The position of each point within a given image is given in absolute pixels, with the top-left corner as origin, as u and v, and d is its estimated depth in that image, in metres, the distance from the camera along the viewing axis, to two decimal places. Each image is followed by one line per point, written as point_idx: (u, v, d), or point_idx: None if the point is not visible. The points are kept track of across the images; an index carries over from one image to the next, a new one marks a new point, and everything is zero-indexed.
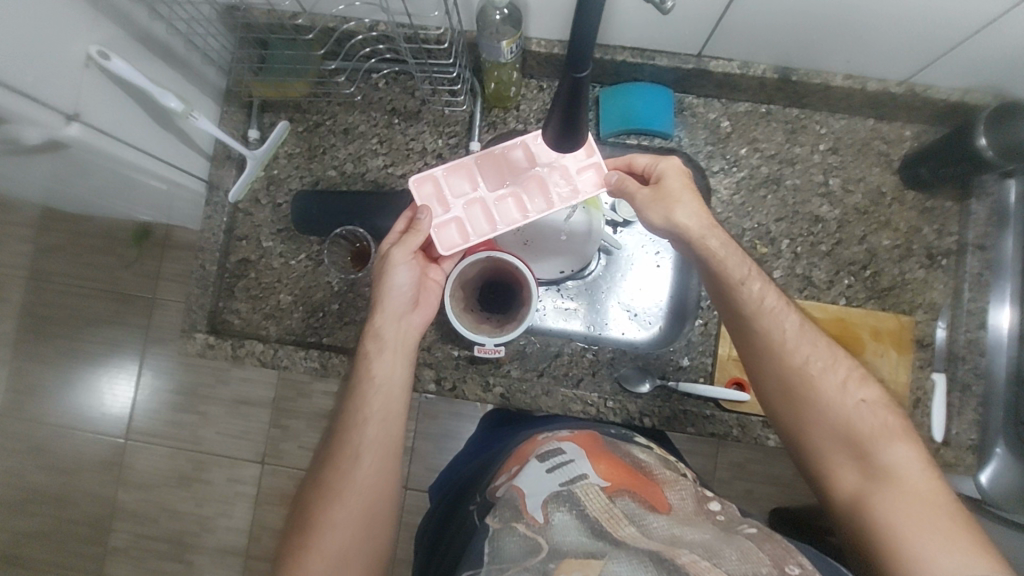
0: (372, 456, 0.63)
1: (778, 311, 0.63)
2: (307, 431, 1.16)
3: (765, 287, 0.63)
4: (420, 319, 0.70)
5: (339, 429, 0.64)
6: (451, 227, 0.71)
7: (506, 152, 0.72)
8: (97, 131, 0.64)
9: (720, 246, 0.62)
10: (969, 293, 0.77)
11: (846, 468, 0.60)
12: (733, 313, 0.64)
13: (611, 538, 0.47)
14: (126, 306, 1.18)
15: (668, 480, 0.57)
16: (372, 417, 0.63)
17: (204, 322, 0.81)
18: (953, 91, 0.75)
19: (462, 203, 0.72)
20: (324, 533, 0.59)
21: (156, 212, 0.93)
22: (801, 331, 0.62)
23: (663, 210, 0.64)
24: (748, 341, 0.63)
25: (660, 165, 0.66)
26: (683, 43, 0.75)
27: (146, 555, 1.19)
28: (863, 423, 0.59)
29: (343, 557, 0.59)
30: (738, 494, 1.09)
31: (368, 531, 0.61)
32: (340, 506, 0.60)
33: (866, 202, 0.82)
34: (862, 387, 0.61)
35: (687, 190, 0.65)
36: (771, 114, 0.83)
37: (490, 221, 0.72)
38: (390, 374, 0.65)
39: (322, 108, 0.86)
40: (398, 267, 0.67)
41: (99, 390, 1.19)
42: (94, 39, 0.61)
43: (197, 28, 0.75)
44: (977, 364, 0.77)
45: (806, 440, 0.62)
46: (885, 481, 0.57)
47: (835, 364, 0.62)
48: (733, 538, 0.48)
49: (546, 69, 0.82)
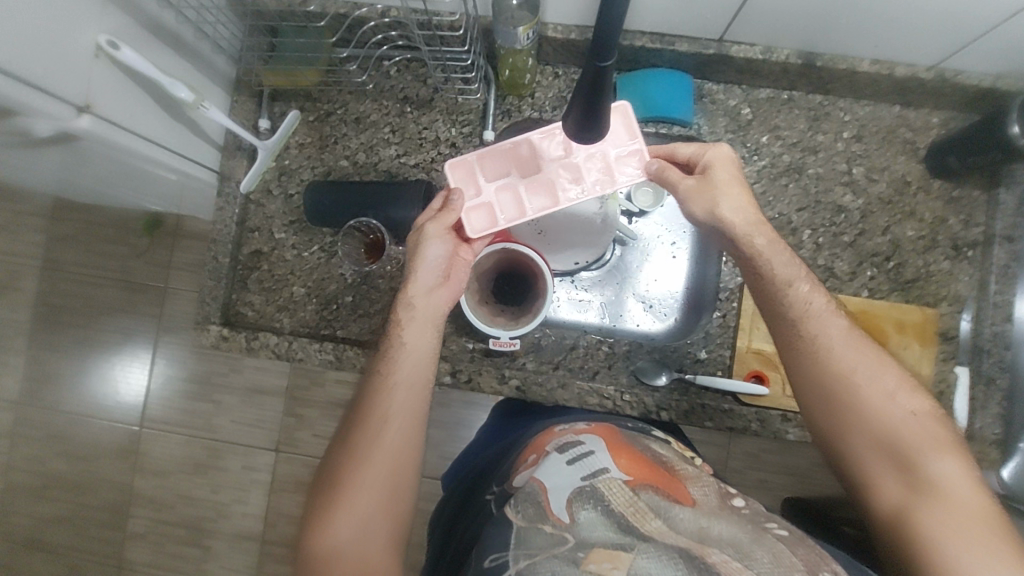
0: (402, 420, 0.62)
1: (823, 316, 0.62)
2: (321, 420, 1.17)
3: (813, 290, 0.63)
4: (450, 295, 0.67)
5: (370, 390, 0.64)
6: (481, 213, 0.67)
7: (544, 137, 0.67)
8: (108, 122, 0.63)
9: (765, 244, 0.63)
10: (995, 285, 0.75)
11: (888, 479, 0.58)
12: (778, 314, 0.63)
13: (638, 533, 0.47)
14: (137, 294, 1.19)
15: (691, 475, 0.57)
16: (401, 383, 0.63)
17: (218, 314, 0.80)
18: (985, 76, 0.72)
19: (494, 188, 0.67)
20: (352, 491, 0.59)
21: (167, 202, 0.92)
22: (847, 337, 0.62)
23: (706, 202, 0.63)
24: (794, 347, 0.63)
25: (708, 154, 0.64)
26: (704, 28, 0.73)
27: (165, 540, 1.20)
28: (910, 433, 0.58)
29: (370, 517, 0.59)
30: (753, 483, 1.09)
31: (393, 494, 0.61)
32: (369, 466, 0.60)
33: (890, 192, 0.80)
34: (911, 397, 0.60)
35: (735, 181, 0.63)
36: (793, 100, 0.81)
37: (521, 210, 0.67)
38: (418, 342, 0.65)
39: (332, 97, 0.84)
40: (431, 240, 0.65)
41: (113, 377, 1.20)
42: (103, 28, 0.60)
43: (207, 15, 0.73)
44: (1002, 357, 0.75)
45: (845, 447, 0.61)
46: (929, 493, 0.56)
47: (885, 373, 0.61)
48: (765, 539, 0.48)
49: (562, 55, 0.80)
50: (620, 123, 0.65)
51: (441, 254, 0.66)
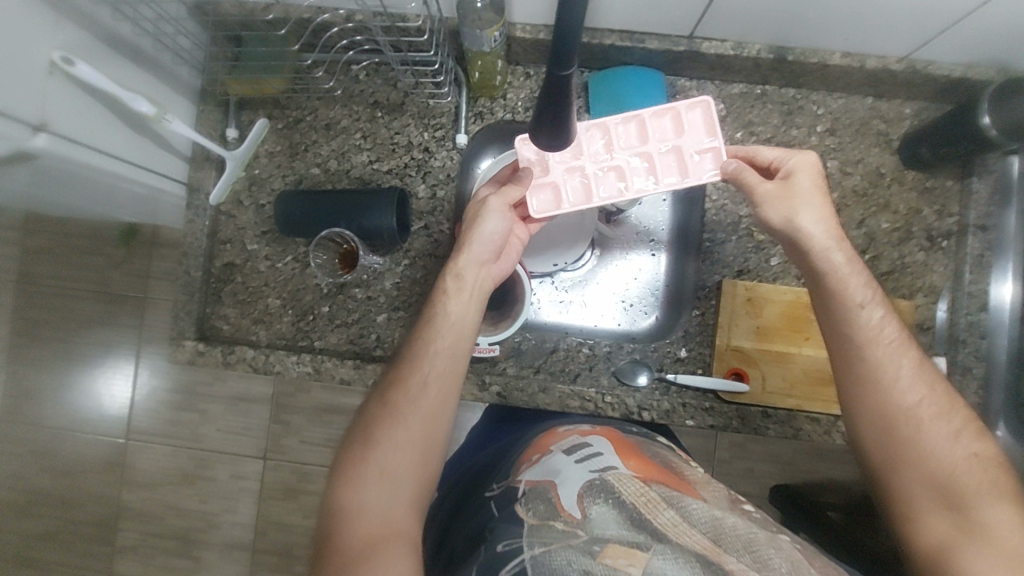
0: (440, 386, 0.59)
1: (897, 345, 0.60)
2: (308, 426, 1.16)
3: (885, 316, 0.60)
4: (497, 271, 0.65)
5: (408, 354, 0.61)
6: (546, 192, 0.63)
7: (619, 123, 0.63)
8: (66, 139, 0.62)
9: (843, 263, 0.60)
10: (970, 275, 0.76)
11: (936, 515, 0.57)
12: (847, 337, 0.60)
13: (651, 530, 0.47)
14: (117, 305, 1.16)
15: (700, 480, 0.58)
16: (443, 351, 0.60)
17: (193, 330, 0.79)
18: (955, 67, 0.72)
19: (563, 168, 0.63)
20: (384, 449, 0.56)
21: (139, 214, 0.90)
22: (918, 369, 0.60)
23: (787, 209, 0.59)
24: (856, 369, 0.61)
25: (791, 161, 0.61)
26: (674, 25, 0.72)
27: (156, 552, 1.20)
28: (968, 476, 0.57)
29: (398, 478, 0.55)
30: (739, 473, 1.09)
31: (425, 462, 0.57)
32: (403, 428, 0.57)
33: (865, 184, 0.80)
34: (973, 439, 0.59)
35: (817, 191, 0.60)
36: (766, 94, 0.81)
37: (587, 194, 0.63)
38: (463, 313, 0.62)
39: (301, 103, 0.83)
40: (489, 215, 0.62)
41: (96, 390, 1.18)
42: (56, 43, 0.58)
43: (166, 26, 0.71)
44: (978, 346, 0.77)
45: (895, 477, 0.59)
46: (978, 535, 0.55)
47: (951, 411, 0.59)
48: (782, 544, 0.49)
49: (533, 55, 0.78)
50: (700, 118, 0.62)
51: (499, 230, 0.63)
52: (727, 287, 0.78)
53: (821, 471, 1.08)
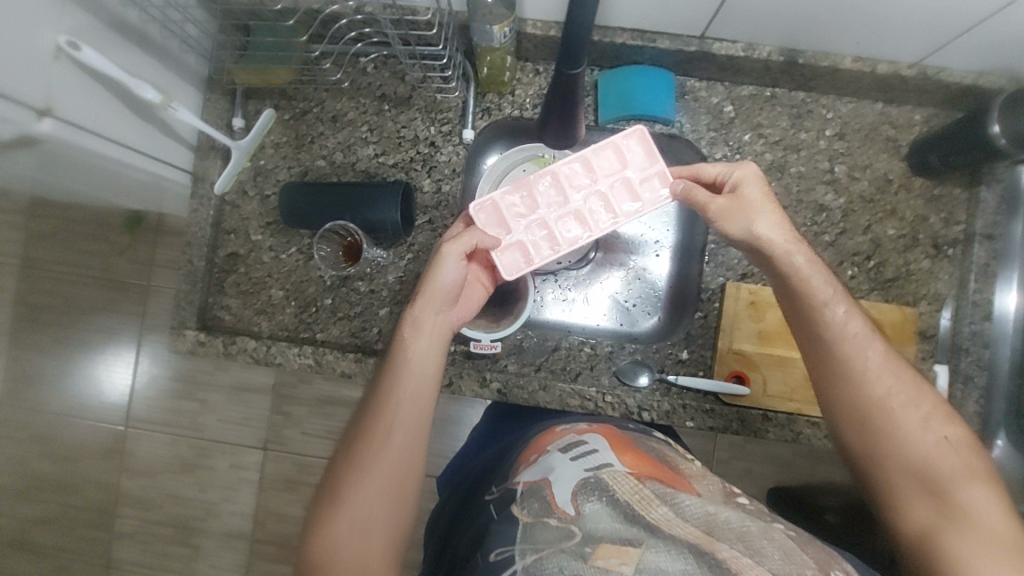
0: (406, 433, 0.57)
1: (863, 339, 0.59)
2: (309, 417, 1.16)
3: (850, 313, 0.60)
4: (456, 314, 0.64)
5: (371, 401, 0.58)
6: (514, 251, 0.65)
7: (563, 167, 0.66)
8: (71, 125, 0.61)
9: (805, 263, 0.59)
10: (975, 284, 0.76)
11: (919, 505, 0.55)
12: (814, 334, 0.60)
13: (644, 522, 0.47)
14: (119, 293, 1.16)
15: (695, 475, 0.58)
16: (405, 398, 0.57)
17: (194, 320, 0.79)
18: (967, 74, 0.72)
19: (523, 226, 0.65)
20: (353, 507, 0.54)
21: (144, 202, 0.90)
22: (886, 360, 0.59)
23: (745, 219, 0.59)
24: (829, 369, 0.60)
25: (735, 174, 0.61)
26: (685, 24, 0.71)
27: (155, 540, 1.20)
28: (946, 463, 0.55)
29: (371, 536, 0.53)
30: (737, 476, 1.09)
31: (396, 514, 0.55)
32: (370, 483, 0.54)
33: (872, 190, 0.80)
34: (946, 424, 0.57)
35: (766, 200, 0.60)
36: (776, 97, 0.80)
37: (553, 243, 0.65)
38: (424, 356, 0.59)
39: (308, 94, 0.82)
40: (447, 263, 0.59)
41: (96, 376, 1.17)
42: (63, 27, 0.58)
43: (174, 13, 0.71)
44: (980, 355, 0.76)
45: (877, 469, 0.58)
46: (960, 521, 0.53)
47: (919, 399, 0.58)
48: (774, 535, 0.48)
49: (542, 52, 0.78)
50: (639, 148, 0.64)
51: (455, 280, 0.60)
52: (730, 290, 0.78)
53: (820, 476, 1.08)
